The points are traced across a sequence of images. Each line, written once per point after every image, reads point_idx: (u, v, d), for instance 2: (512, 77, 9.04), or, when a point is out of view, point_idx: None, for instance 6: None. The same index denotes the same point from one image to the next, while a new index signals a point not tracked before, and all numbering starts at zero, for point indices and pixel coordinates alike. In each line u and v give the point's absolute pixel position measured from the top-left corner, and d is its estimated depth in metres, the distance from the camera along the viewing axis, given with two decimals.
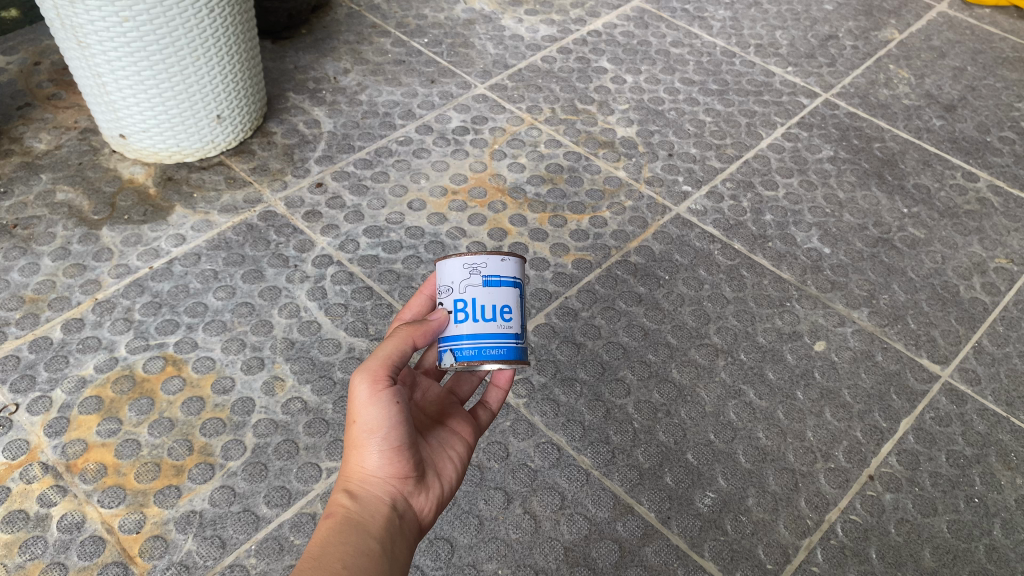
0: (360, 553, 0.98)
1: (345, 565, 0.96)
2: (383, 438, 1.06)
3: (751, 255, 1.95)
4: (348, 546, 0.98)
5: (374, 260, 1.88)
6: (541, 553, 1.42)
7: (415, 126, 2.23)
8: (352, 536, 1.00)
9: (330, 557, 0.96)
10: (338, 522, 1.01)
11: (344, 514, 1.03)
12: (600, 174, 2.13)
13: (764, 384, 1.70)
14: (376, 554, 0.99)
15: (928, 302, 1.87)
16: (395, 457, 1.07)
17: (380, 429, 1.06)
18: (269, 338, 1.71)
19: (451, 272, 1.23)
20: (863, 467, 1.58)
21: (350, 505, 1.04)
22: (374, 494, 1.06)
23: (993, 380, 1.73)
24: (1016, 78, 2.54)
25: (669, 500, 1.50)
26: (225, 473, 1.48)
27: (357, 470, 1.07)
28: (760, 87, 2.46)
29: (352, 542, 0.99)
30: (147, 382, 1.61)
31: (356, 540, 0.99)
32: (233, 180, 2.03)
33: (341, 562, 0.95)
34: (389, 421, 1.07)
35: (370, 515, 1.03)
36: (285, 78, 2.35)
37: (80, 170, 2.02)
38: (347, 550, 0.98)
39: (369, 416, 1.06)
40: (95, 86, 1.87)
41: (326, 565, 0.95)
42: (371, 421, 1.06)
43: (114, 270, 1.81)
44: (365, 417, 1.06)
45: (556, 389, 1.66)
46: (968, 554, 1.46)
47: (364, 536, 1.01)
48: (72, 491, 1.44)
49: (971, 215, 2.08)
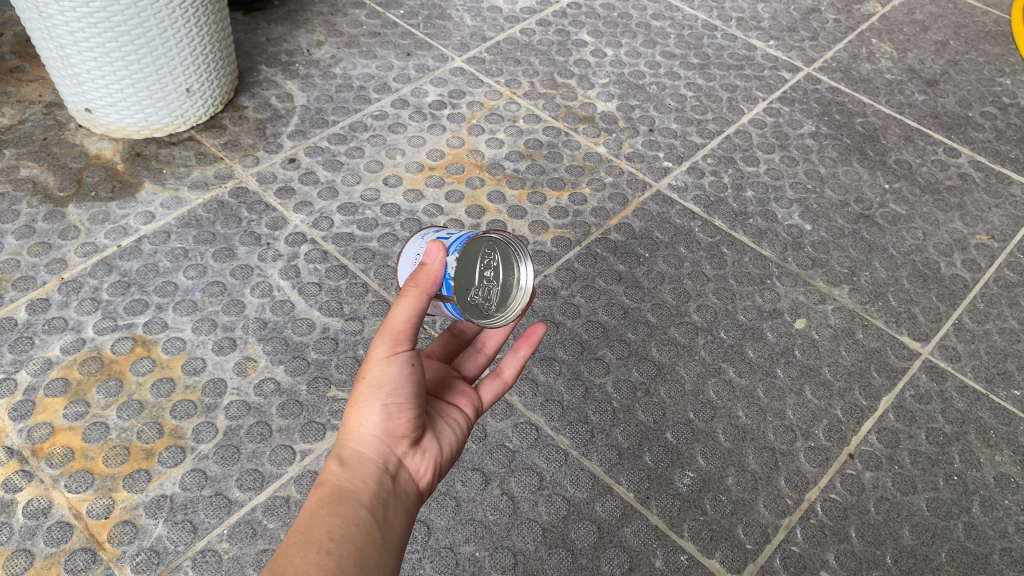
0: (349, 522, 0.94)
1: (334, 537, 0.92)
2: (388, 396, 1.04)
3: (732, 231, 1.93)
4: (337, 514, 0.95)
5: (348, 237, 1.84)
6: (519, 534, 1.40)
7: (391, 100, 2.19)
8: (342, 501, 0.96)
9: (317, 528, 0.92)
10: (328, 487, 0.98)
11: (335, 479, 0.98)
12: (580, 150, 2.10)
13: (744, 362, 1.68)
14: (367, 522, 0.95)
15: (909, 279, 1.86)
16: (397, 417, 1.04)
17: (389, 383, 1.04)
18: (241, 318, 1.67)
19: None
20: (843, 445, 1.57)
21: (343, 470, 1.00)
22: (367, 456, 1.02)
23: (974, 357, 1.72)
24: (997, 53, 2.52)
25: (648, 480, 1.49)
26: (197, 456, 1.45)
27: (353, 433, 1.04)
28: (741, 61, 2.43)
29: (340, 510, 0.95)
30: (115, 364, 1.58)
31: (344, 505, 0.96)
32: (203, 155, 1.98)
33: (328, 533, 0.92)
34: (396, 380, 1.05)
35: (362, 480, 0.99)
36: (257, 51, 2.30)
37: (45, 145, 1.97)
38: (335, 518, 0.94)
39: (377, 372, 1.05)
40: (59, 59, 1.81)
41: (313, 539, 0.91)
42: (378, 380, 1.04)
43: (81, 249, 1.76)
44: (373, 373, 1.05)
45: (534, 368, 1.63)
46: (946, 532, 1.45)
47: (354, 503, 0.96)
48: (38, 476, 1.41)
49: (952, 191, 2.06)
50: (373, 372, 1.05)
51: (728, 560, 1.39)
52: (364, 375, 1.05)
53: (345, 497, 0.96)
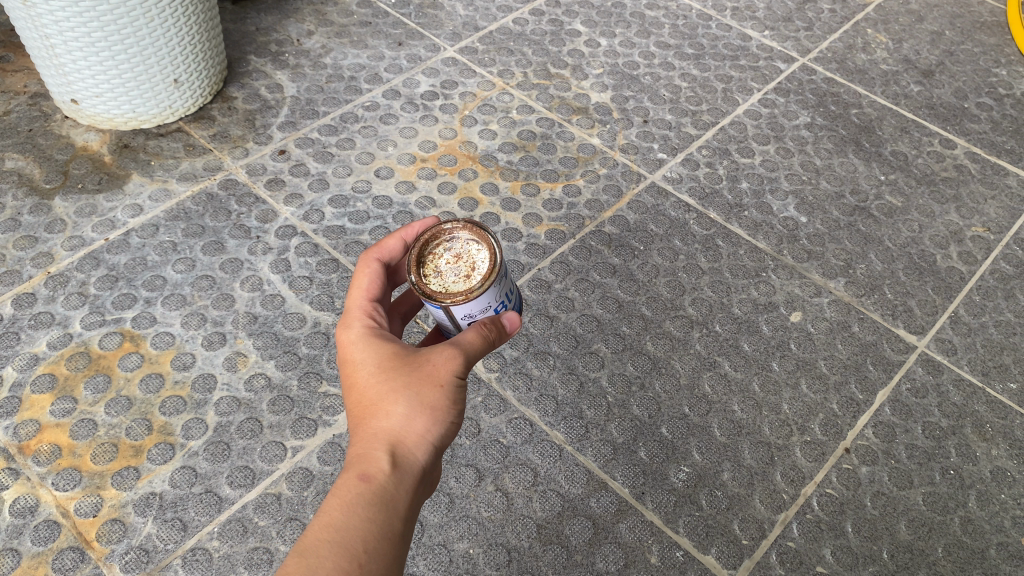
0: (387, 537, 0.92)
1: (368, 547, 0.90)
2: (448, 418, 1.04)
3: (727, 224, 1.91)
4: (379, 523, 0.93)
5: (340, 230, 1.82)
6: (514, 531, 1.39)
7: (383, 91, 2.17)
8: (387, 513, 0.94)
9: (355, 534, 0.90)
10: (378, 488, 0.95)
11: (383, 478, 0.96)
12: (574, 141, 2.08)
13: (739, 355, 1.67)
14: (399, 539, 0.94)
15: (905, 272, 1.84)
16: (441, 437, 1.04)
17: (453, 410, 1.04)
18: (231, 313, 1.65)
19: (484, 300, 1.15)
20: (839, 439, 1.56)
21: (392, 470, 0.97)
22: (413, 462, 1.00)
23: (970, 350, 1.71)
24: (993, 43, 2.51)
25: (643, 475, 1.48)
26: (186, 453, 1.43)
27: (402, 426, 1.01)
28: (736, 51, 2.41)
29: (383, 521, 0.93)
30: (103, 359, 1.56)
31: (388, 518, 0.94)
32: (192, 147, 1.96)
33: (364, 543, 0.90)
34: (457, 404, 1.05)
35: (406, 486, 0.98)
36: (247, 41, 2.27)
37: (30, 137, 1.94)
38: (377, 527, 0.92)
39: (449, 393, 1.04)
40: (44, 48, 1.78)
41: (350, 545, 0.89)
42: (447, 399, 1.04)
43: (67, 242, 1.74)
44: (448, 390, 1.04)
45: (529, 363, 1.62)
46: (943, 526, 1.44)
47: (393, 513, 0.95)
48: (25, 473, 1.39)
49: (947, 182, 2.05)
50: (447, 385, 1.04)
51: (724, 556, 1.38)
52: (440, 383, 1.03)
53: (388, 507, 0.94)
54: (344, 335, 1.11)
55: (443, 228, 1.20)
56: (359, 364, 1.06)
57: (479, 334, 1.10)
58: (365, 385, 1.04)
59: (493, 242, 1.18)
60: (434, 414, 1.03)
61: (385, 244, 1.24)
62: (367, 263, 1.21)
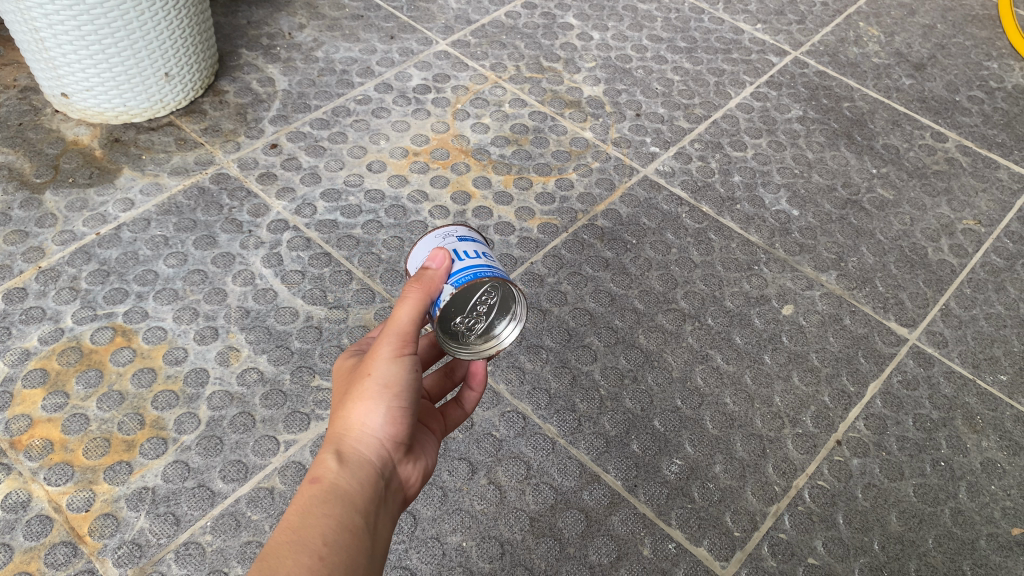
0: (344, 528, 0.92)
1: (327, 540, 0.90)
2: (394, 397, 1.03)
3: (719, 217, 1.92)
4: (334, 516, 0.93)
5: (332, 224, 1.82)
6: (507, 524, 1.39)
7: (374, 84, 2.16)
8: (339, 504, 0.94)
9: (310, 528, 0.90)
10: (326, 484, 0.96)
11: (332, 476, 0.97)
12: (566, 135, 2.08)
13: (731, 348, 1.67)
14: (360, 529, 0.93)
15: (896, 265, 1.85)
16: (397, 421, 1.04)
17: (394, 387, 1.04)
18: (223, 307, 1.65)
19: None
20: (831, 431, 1.56)
21: (341, 467, 0.98)
22: (365, 458, 1.01)
23: (961, 343, 1.72)
24: (985, 36, 2.51)
25: (636, 468, 1.48)
26: (179, 447, 1.43)
27: (348, 426, 1.02)
28: (729, 44, 2.41)
29: (336, 512, 0.93)
30: (95, 354, 1.55)
31: (342, 510, 0.94)
32: (183, 141, 1.95)
33: (322, 537, 0.90)
34: (399, 383, 1.04)
35: (360, 481, 0.98)
36: (238, 34, 2.27)
37: (20, 131, 1.94)
38: (331, 520, 0.92)
39: (383, 372, 1.04)
40: (33, 42, 1.77)
41: (307, 540, 0.89)
42: (382, 380, 1.03)
43: (58, 237, 1.73)
44: (379, 372, 1.04)
45: (521, 356, 1.62)
46: (934, 517, 1.45)
47: (350, 507, 0.95)
48: (17, 469, 1.39)
49: (939, 175, 2.06)
50: (377, 368, 1.04)
51: (716, 548, 1.38)
52: (369, 371, 1.04)
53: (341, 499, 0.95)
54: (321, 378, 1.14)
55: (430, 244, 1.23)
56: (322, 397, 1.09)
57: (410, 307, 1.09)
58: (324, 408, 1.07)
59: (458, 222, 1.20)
60: (374, 401, 1.03)
61: None
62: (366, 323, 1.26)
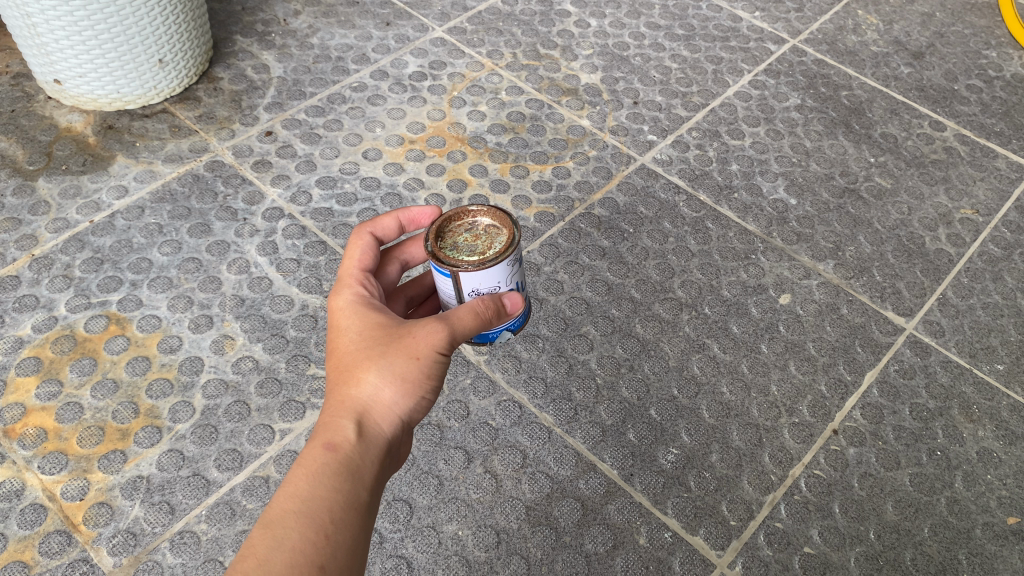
0: (352, 505, 0.96)
1: (333, 516, 0.94)
2: (424, 388, 1.06)
3: (716, 206, 1.91)
4: (344, 492, 0.96)
5: (327, 213, 1.81)
6: (503, 512, 1.39)
7: (370, 72, 2.15)
8: (352, 481, 0.97)
9: (320, 503, 0.94)
10: (341, 458, 0.98)
11: (350, 449, 0.99)
12: (563, 123, 2.07)
13: (728, 337, 1.67)
14: (365, 508, 0.97)
15: (894, 254, 1.84)
16: (417, 406, 1.07)
17: (430, 379, 1.06)
18: (218, 295, 1.64)
19: (496, 275, 1.17)
20: (827, 421, 1.56)
21: (359, 441, 1.00)
22: (382, 434, 1.03)
23: (958, 332, 1.71)
24: (984, 25, 2.50)
25: (632, 457, 1.48)
26: (173, 436, 1.43)
27: (374, 398, 1.04)
28: (727, 32, 2.40)
29: (346, 490, 0.96)
30: (89, 342, 1.55)
31: (350, 487, 0.97)
32: (177, 128, 1.94)
33: (329, 513, 0.93)
34: (435, 375, 1.07)
35: (372, 459, 1.00)
36: (232, 21, 2.25)
37: (13, 118, 1.93)
38: (341, 497, 0.95)
39: (427, 364, 1.05)
40: (26, 27, 1.76)
41: (314, 515, 0.93)
42: (422, 370, 1.05)
43: (51, 224, 1.73)
44: (425, 362, 1.05)
45: (518, 346, 1.61)
46: (929, 507, 1.45)
47: (358, 483, 0.98)
48: (10, 457, 1.39)
49: (937, 164, 2.05)
50: (425, 357, 1.05)
51: (712, 537, 1.38)
52: (417, 354, 1.05)
53: (353, 477, 0.97)
54: (335, 302, 1.13)
55: (466, 209, 1.23)
56: (344, 330, 1.09)
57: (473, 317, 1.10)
58: (347, 349, 1.07)
59: (513, 228, 1.20)
60: (407, 385, 1.05)
61: (380, 221, 1.24)
62: (360, 237, 1.22)
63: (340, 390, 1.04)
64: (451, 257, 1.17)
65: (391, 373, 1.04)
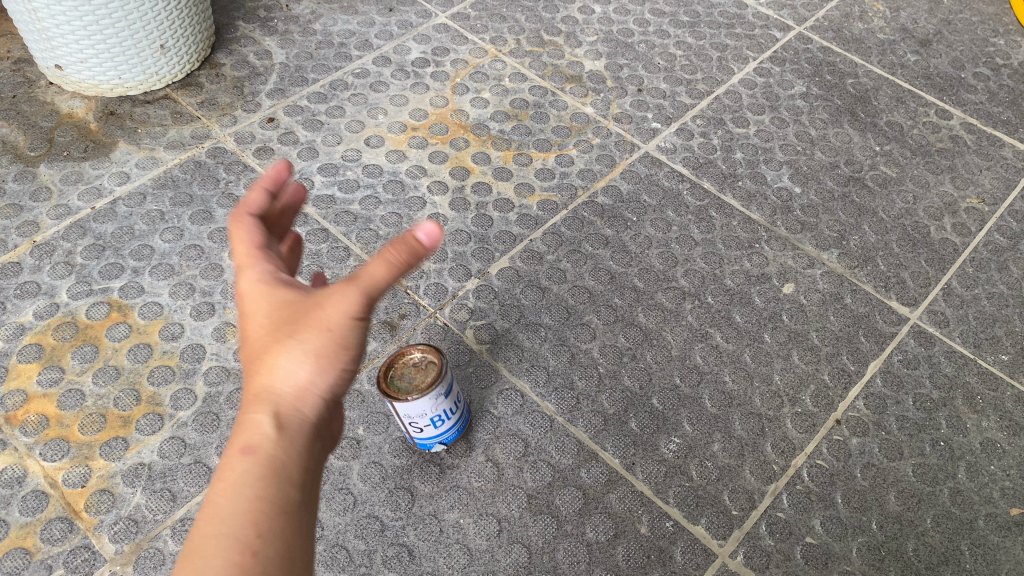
0: (279, 510, 0.72)
1: (262, 533, 0.70)
2: (349, 358, 0.81)
3: (720, 194, 1.90)
4: (272, 496, 0.73)
5: (329, 200, 1.80)
6: (504, 501, 1.39)
7: (373, 58, 2.14)
8: (279, 482, 0.74)
9: (244, 516, 0.70)
10: (263, 457, 0.75)
11: (268, 445, 0.75)
12: (567, 110, 2.06)
13: (731, 327, 1.66)
14: (302, 511, 0.74)
15: (899, 243, 1.83)
16: (343, 382, 0.82)
17: (352, 347, 0.81)
18: (220, 283, 1.64)
19: (421, 407, 1.31)
20: (830, 411, 1.55)
21: (277, 433, 0.76)
22: (308, 419, 0.79)
23: (962, 322, 1.71)
24: (992, 12, 2.48)
25: (634, 446, 1.47)
26: (175, 423, 1.43)
27: (287, 381, 0.79)
28: (732, 19, 2.38)
29: (269, 494, 0.73)
30: (90, 329, 1.55)
31: (278, 487, 0.74)
32: (179, 114, 1.93)
33: (256, 525, 0.70)
34: (359, 342, 0.82)
35: (299, 451, 0.77)
36: (235, 6, 2.24)
37: (14, 104, 1.92)
38: (269, 502, 0.72)
39: (345, 331, 0.80)
40: (28, 13, 1.76)
41: (236, 532, 0.69)
42: (342, 339, 0.80)
43: (53, 211, 1.72)
44: (340, 329, 0.80)
45: (520, 334, 1.61)
46: (932, 497, 1.45)
47: (287, 481, 0.74)
48: (12, 444, 1.39)
49: (943, 153, 2.04)
50: (339, 325, 0.80)
51: (714, 526, 1.38)
52: (328, 323, 0.80)
53: (277, 479, 0.74)
54: (239, 286, 0.87)
55: (410, 346, 1.38)
56: (248, 315, 0.84)
57: (388, 263, 0.76)
58: (253, 340, 0.83)
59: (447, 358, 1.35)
60: (323, 359, 0.80)
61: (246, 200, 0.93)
62: (240, 220, 0.92)
63: (248, 380, 0.80)
64: (391, 389, 1.33)
65: (307, 354, 0.80)
